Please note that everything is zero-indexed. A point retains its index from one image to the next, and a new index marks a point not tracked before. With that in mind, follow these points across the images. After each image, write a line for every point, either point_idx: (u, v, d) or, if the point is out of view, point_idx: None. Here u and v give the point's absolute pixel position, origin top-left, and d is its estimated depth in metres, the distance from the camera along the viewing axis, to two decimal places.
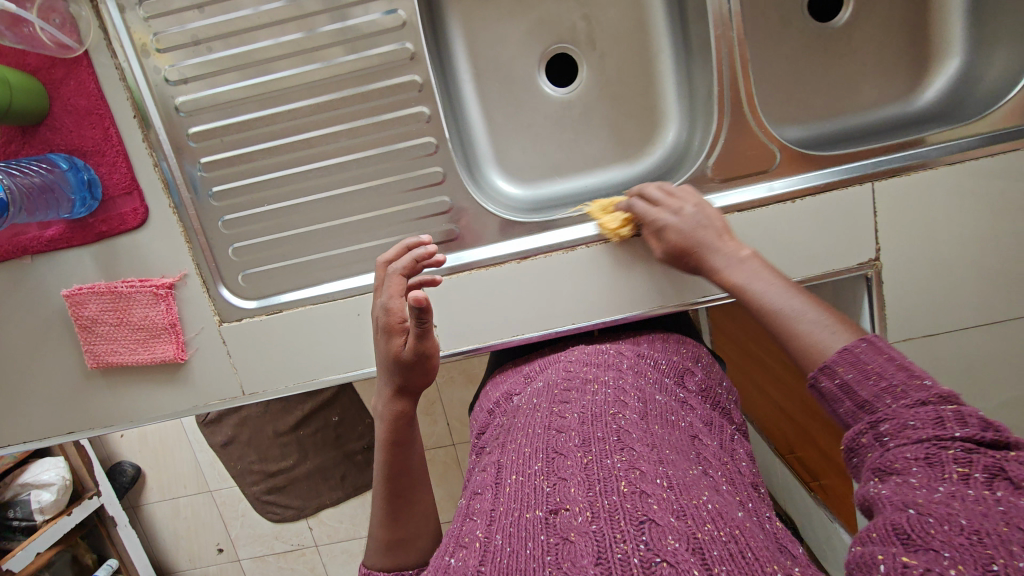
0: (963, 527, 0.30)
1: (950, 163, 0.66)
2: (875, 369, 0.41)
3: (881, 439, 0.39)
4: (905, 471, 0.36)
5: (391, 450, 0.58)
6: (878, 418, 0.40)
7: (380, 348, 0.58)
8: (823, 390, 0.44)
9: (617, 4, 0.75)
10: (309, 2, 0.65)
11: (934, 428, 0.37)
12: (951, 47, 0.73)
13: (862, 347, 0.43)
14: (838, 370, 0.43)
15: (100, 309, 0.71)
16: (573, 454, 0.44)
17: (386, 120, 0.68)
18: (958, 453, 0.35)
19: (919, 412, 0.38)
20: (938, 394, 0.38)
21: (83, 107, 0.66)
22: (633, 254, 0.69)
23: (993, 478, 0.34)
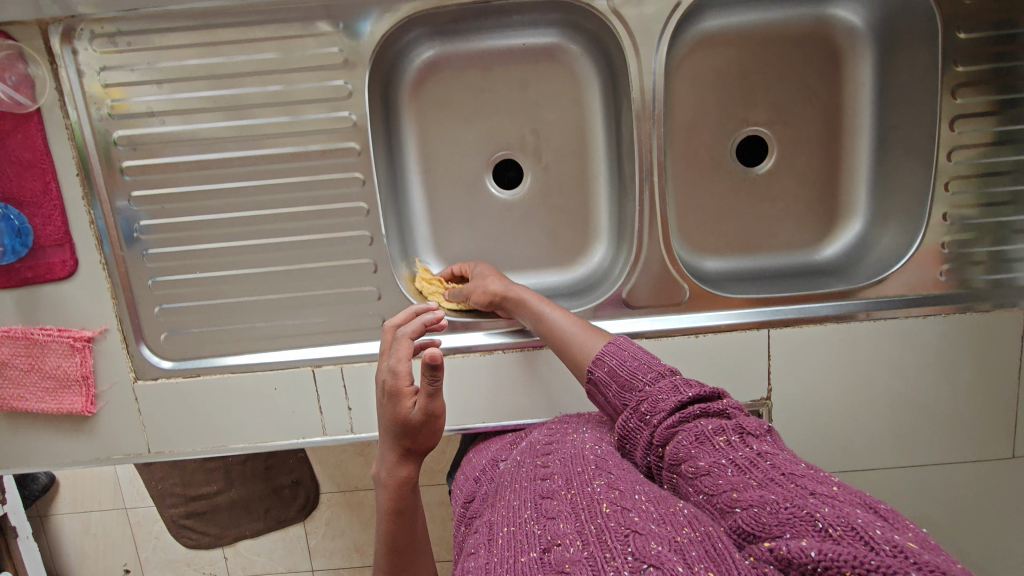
0: (778, 501, 0.38)
1: (839, 320, 0.72)
2: (628, 356, 0.56)
3: (647, 420, 0.50)
4: (692, 457, 0.45)
5: (394, 519, 0.59)
6: (640, 398, 0.52)
7: (385, 412, 0.57)
8: (598, 377, 0.57)
9: (565, 122, 0.80)
10: (265, 92, 0.68)
11: (676, 397, 0.50)
12: (858, 209, 0.80)
13: (620, 344, 0.58)
14: (606, 359, 0.57)
15: (12, 353, 0.71)
16: (561, 494, 0.46)
17: (325, 210, 0.71)
18: (697, 414, 0.48)
19: (661, 386, 0.51)
20: (669, 370, 0.53)
21: (26, 159, 0.67)
22: (545, 366, 0.74)
23: (742, 435, 0.45)
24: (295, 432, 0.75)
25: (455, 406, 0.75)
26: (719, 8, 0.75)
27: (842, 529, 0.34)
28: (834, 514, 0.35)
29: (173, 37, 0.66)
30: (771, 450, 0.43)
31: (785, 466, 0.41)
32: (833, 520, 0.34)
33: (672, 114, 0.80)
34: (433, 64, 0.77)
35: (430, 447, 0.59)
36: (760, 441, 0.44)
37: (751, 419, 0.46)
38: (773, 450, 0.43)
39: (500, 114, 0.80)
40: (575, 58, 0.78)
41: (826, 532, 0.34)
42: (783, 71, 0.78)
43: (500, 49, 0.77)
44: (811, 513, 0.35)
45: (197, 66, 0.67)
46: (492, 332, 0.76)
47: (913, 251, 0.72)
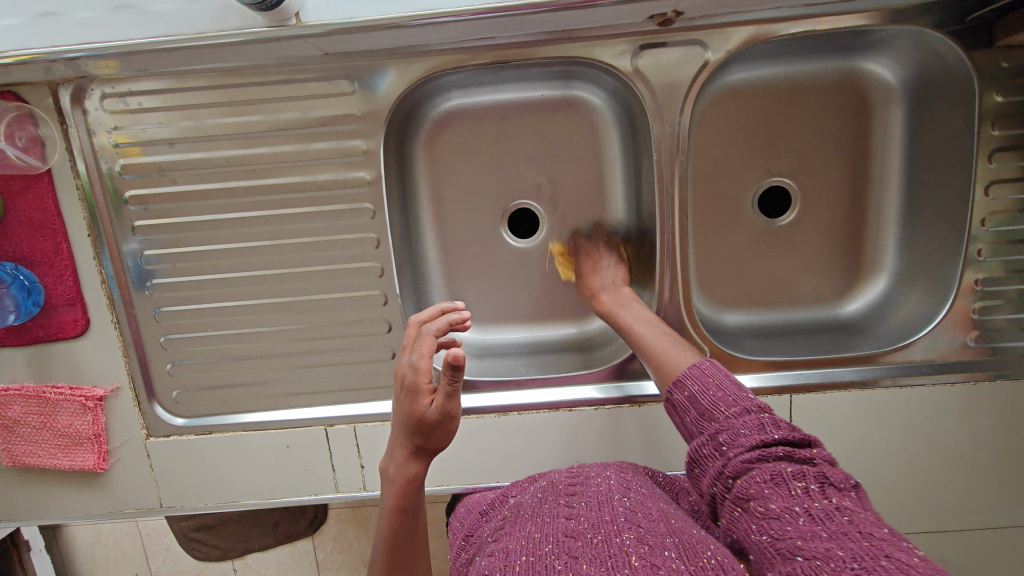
0: (843, 558, 0.34)
1: (861, 387, 0.71)
2: (713, 383, 0.51)
3: (722, 450, 0.46)
4: (762, 496, 0.41)
5: (397, 516, 0.59)
6: (718, 430, 0.48)
7: (401, 408, 0.57)
8: (676, 401, 0.54)
9: (583, 173, 0.78)
10: (279, 151, 0.66)
11: (763, 434, 0.45)
12: (884, 265, 0.78)
13: (707, 366, 0.53)
14: (687, 383, 0.53)
15: (24, 411, 0.70)
16: (587, 535, 0.47)
17: (340, 270, 0.70)
18: (783, 456, 0.43)
19: (748, 421, 0.47)
20: (760, 406, 0.48)
21: (37, 220, 0.66)
22: (561, 428, 0.73)
23: (823, 485, 0.41)
24: (307, 489, 0.75)
25: (468, 467, 0.74)
26: (744, 62, 0.71)
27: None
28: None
29: (184, 96, 0.64)
30: (852, 507, 0.39)
31: (864, 525, 0.37)
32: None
33: (695, 166, 0.77)
34: (447, 116, 0.75)
35: (441, 448, 0.59)
36: (841, 495, 0.40)
37: (838, 471, 0.42)
38: (855, 508, 0.39)
39: (516, 166, 0.78)
40: (594, 108, 0.75)
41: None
42: (810, 123, 0.75)
43: (516, 102, 0.75)
44: (875, 575, 0.32)
45: (209, 126, 0.65)
46: (508, 391, 0.75)
47: (942, 316, 0.70)
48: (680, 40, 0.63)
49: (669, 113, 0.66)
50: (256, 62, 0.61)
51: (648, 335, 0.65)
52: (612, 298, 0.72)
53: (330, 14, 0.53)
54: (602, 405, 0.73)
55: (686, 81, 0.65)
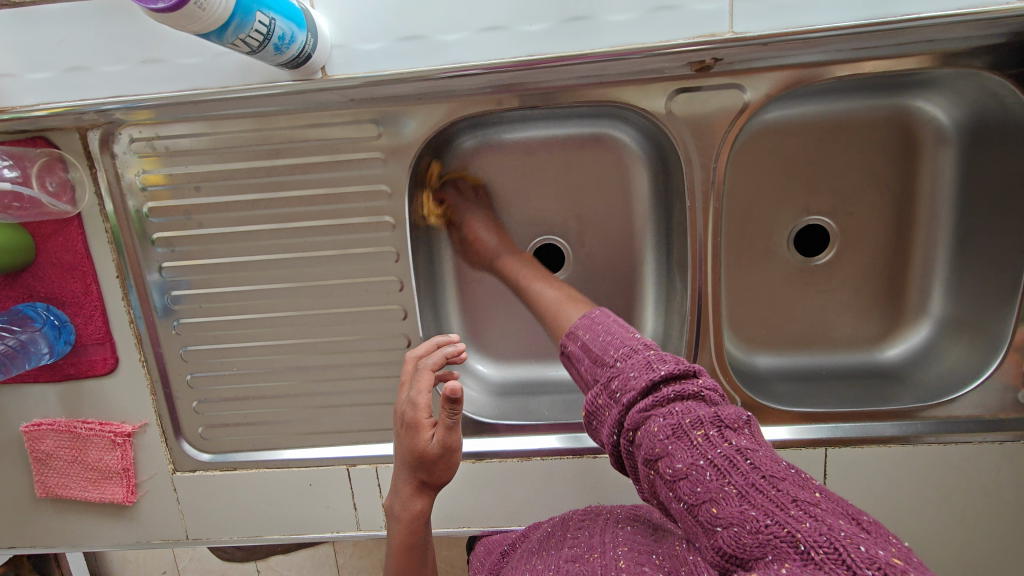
0: (759, 518, 0.32)
1: (899, 441, 0.68)
2: (602, 329, 0.46)
3: (616, 399, 0.40)
4: (667, 455, 0.36)
5: (407, 554, 0.58)
6: (609, 378, 0.42)
7: (401, 445, 0.54)
8: (570, 351, 0.48)
9: (610, 210, 0.76)
10: (303, 193, 0.66)
11: (652, 374, 0.40)
12: (927, 310, 0.74)
13: (591, 318, 0.48)
14: (579, 333, 0.47)
15: (56, 445, 0.72)
16: (585, 556, 0.52)
17: (363, 313, 0.69)
18: (674, 398, 0.38)
19: (636, 362, 0.41)
20: (644, 341, 0.43)
21: (68, 262, 0.67)
22: (585, 473, 0.72)
23: (721, 427, 0.36)
24: (329, 525, 0.75)
25: (489, 510, 0.73)
26: (784, 100, 0.68)
27: (826, 553, 0.29)
28: (815, 532, 0.30)
29: (208, 140, 0.64)
30: (752, 446, 0.35)
31: (766, 465, 0.34)
32: (815, 542, 0.30)
33: (728, 205, 0.74)
34: (473, 153, 0.73)
35: (443, 482, 0.56)
36: (739, 434, 0.36)
37: (732, 409, 0.38)
38: (753, 445, 0.36)
39: (542, 203, 0.76)
40: (622, 145, 0.73)
41: (809, 557, 0.29)
42: (851, 159, 0.72)
43: (542, 138, 0.73)
44: (791, 533, 0.30)
45: (233, 169, 0.65)
46: (529, 435, 0.73)
47: (989, 371, 0.67)
48: (716, 83, 0.61)
49: (702, 157, 0.63)
50: (280, 107, 0.61)
51: (543, 294, 0.62)
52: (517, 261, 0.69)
53: (355, 67, 0.52)
54: None
55: (722, 125, 0.62)
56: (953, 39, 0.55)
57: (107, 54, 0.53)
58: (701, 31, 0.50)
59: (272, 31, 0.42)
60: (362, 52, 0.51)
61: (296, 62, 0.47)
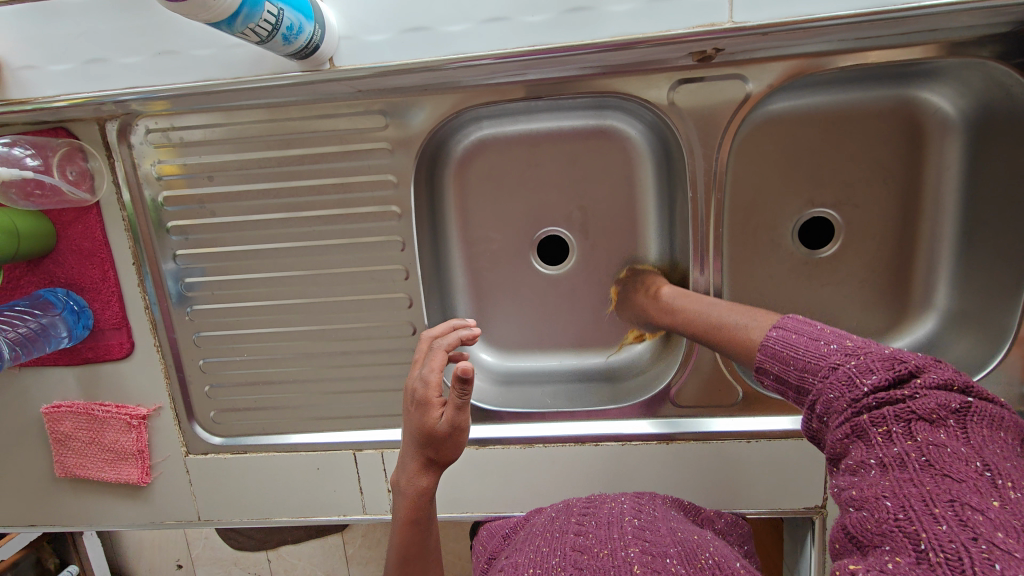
0: (891, 510, 0.31)
1: None
2: (791, 350, 0.42)
3: (824, 423, 0.39)
4: (848, 454, 0.36)
5: (409, 529, 0.58)
6: (811, 401, 0.40)
7: (411, 421, 0.56)
8: (769, 385, 0.45)
9: (614, 201, 0.76)
10: (312, 183, 0.67)
11: (852, 391, 0.37)
12: (933, 304, 0.74)
13: (773, 337, 0.45)
14: (767, 367, 0.44)
15: (74, 427, 0.74)
16: (594, 550, 0.55)
17: (369, 300, 0.71)
18: (876, 406, 0.36)
19: (834, 380, 0.38)
20: (845, 352, 0.39)
21: (86, 249, 0.69)
22: (588, 462, 0.73)
23: (910, 423, 0.34)
24: (336, 509, 0.76)
25: (493, 496, 0.75)
26: (790, 91, 0.68)
27: (945, 557, 0.28)
28: (946, 535, 0.28)
29: (222, 131, 0.66)
30: (939, 443, 0.33)
31: (944, 463, 0.32)
32: (938, 543, 0.28)
33: (732, 196, 0.74)
34: (479, 145, 0.75)
35: (451, 460, 0.57)
36: (933, 430, 0.34)
37: (932, 400, 0.35)
38: (948, 443, 0.33)
39: (547, 195, 0.77)
40: (628, 137, 0.73)
41: (922, 556, 0.28)
42: (859, 152, 0.72)
43: (549, 130, 0.74)
44: (916, 530, 0.29)
45: (245, 158, 0.67)
46: (533, 422, 0.74)
47: (994, 363, 0.66)
48: (719, 74, 0.61)
49: (706, 147, 0.64)
50: (286, 99, 0.62)
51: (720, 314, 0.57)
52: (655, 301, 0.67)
53: (362, 58, 0.53)
54: (629, 440, 0.72)
55: (725, 116, 0.62)
56: (959, 28, 0.55)
57: (123, 47, 0.55)
58: (702, 21, 0.50)
59: (280, 21, 0.43)
60: (368, 43, 0.53)
61: (304, 52, 0.48)
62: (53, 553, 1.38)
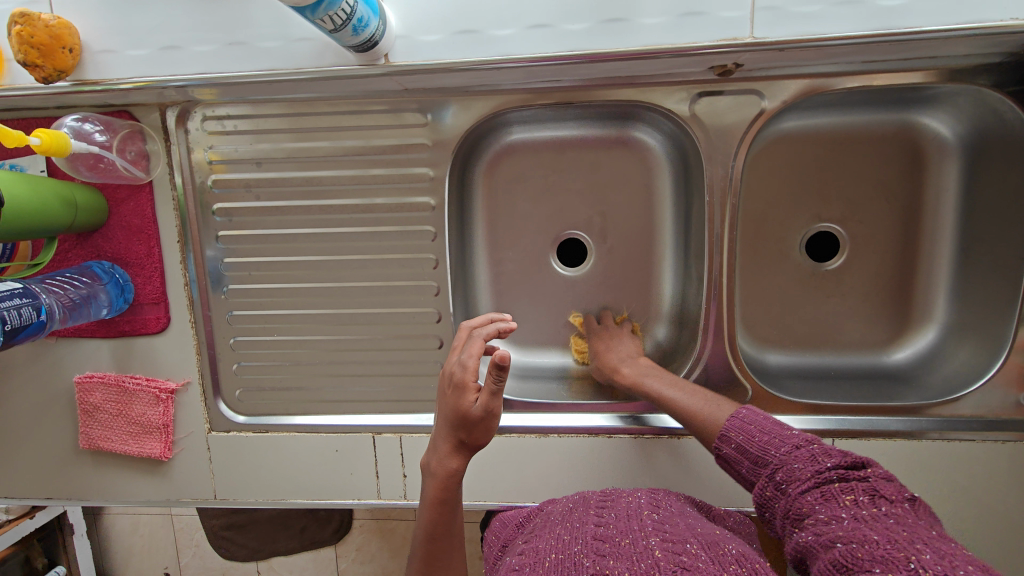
0: (879, 542, 0.37)
1: (906, 436, 0.70)
2: (756, 429, 0.52)
3: (782, 488, 0.46)
4: (815, 513, 0.42)
5: (437, 509, 0.60)
6: (773, 469, 0.48)
7: (447, 404, 0.59)
8: (727, 455, 0.54)
9: (632, 207, 0.81)
10: (355, 175, 0.72)
11: (814, 464, 0.46)
12: (933, 316, 0.77)
13: (745, 416, 0.55)
14: (732, 436, 0.54)
15: (104, 398, 0.76)
16: (616, 540, 0.57)
17: (399, 286, 0.74)
18: (837, 478, 0.44)
19: (799, 455, 0.47)
20: (808, 440, 0.49)
21: (135, 225, 0.73)
22: (600, 454, 0.75)
23: (873, 496, 0.42)
24: (351, 493, 0.78)
25: (507, 485, 0.76)
26: (801, 112, 0.73)
27: (936, 573, 0.33)
28: (934, 562, 0.34)
29: (274, 122, 0.71)
30: (903, 513, 0.40)
31: (909, 521, 0.39)
32: (928, 564, 0.34)
33: (745, 207, 0.79)
34: (507, 149, 0.80)
35: (480, 446, 0.60)
36: (894, 504, 0.41)
37: (890, 486, 0.42)
38: (908, 514, 0.40)
39: (569, 199, 0.81)
40: (648, 148, 0.78)
41: (916, 571, 0.33)
42: (862, 172, 0.77)
43: (574, 137, 0.79)
44: (908, 556, 0.35)
45: (292, 148, 0.72)
46: (548, 413, 0.77)
47: (993, 371, 0.69)
48: (736, 89, 0.66)
49: (722, 156, 0.69)
50: (326, 93, 0.67)
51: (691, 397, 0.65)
52: (641, 371, 0.72)
53: (415, 55, 0.58)
54: (642, 434, 0.75)
55: (741, 129, 0.68)
56: (956, 56, 0.61)
57: (197, 37, 0.60)
58: (725, 36, 0.56)
59: (353, 12, 0.49)
60: (422, 42, 0.58)
61: (366, 45, 0.53)
62: (42, 553, 1.34)
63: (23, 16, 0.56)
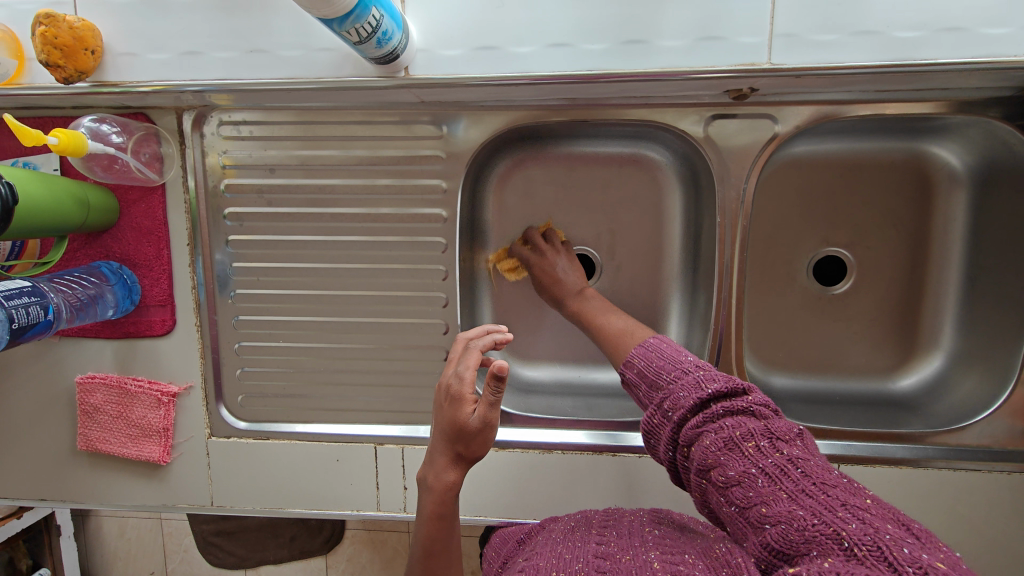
0: (806, 517, 0.37)
1: (911, 464, 0.70)
2: (655, 355, 0.53)
3: (669, 417, 0.48)
4: (720, 464, 0.43)
5: (434, 524, 0.58)
6: (665, 401, 0.49)
7: (443, 417, 0.57)
8: (630, 380, 0.55)
9: (641, 225, 0.81)
10: (367, 185, 0.72)
11: (701, 394, 0.47)
12: (938, 343, 0.77)
13: (646, 347, 0.55)
14: (634, 362, 0.55)
15: (105, 399, 0.76)
16: (616, 558, 0.56)
17: (408, 296, 0.74)
18: (725, 412, 0.45)
19: (686, 384, 0.48)
20: (695, 367, 0.50)
21: (145, 227, 0.73)
22: (603, 472, 0.74)
23: (771, 439, 0.43)
24: (350, 504, 0.77)
25: (508, 502, 0.75)
26: (812, 138, 0.74)
27: (868, 549, 0.34)
28: (859, 531, 0.35)
29: (289, 129, 0.71)
30: (802, 456, 0.41)
31: (813, 471, 0.40)
32: (858, 539, 0.34)
33: (754, 230, 0.79)
34: (519, 163, 0.80)
35: (478, 457, 0.58)
36: (790, 445, 0.42)
37: (778, 422, 0.44)
38: (805, 455, 0.42)
39: (578, 214, 0.82)
40: (659, 167, 0.79)
41: (851, 551, 0.34)
42: (870, 198, 0.77)
43: (586, 153, 0.79)
44: (837, 531, 0.35)
45: (306, 155, 0.72)
46: (552, 428, 0.77)
47: (1001, 401, 0.69)
48: (749, 112, 0.67)
49: (734, 178, 0.69)
50: (342, 103, 0.68)
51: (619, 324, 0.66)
52: (587, 301, 0.71)
53: (435, 69, 0.59)
54: (646, 453, 0.75)
55: (752, 152, 0.68)
56: (967, 89, 0.61)
57: (219, 43, 0.61)
58: (741, 61, 0.56)
59: (379, 26, 0.49)
60: (442, 56, 0.59)
61: (389, 57, 0.54)
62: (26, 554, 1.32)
63: (48, 17, 0.56)
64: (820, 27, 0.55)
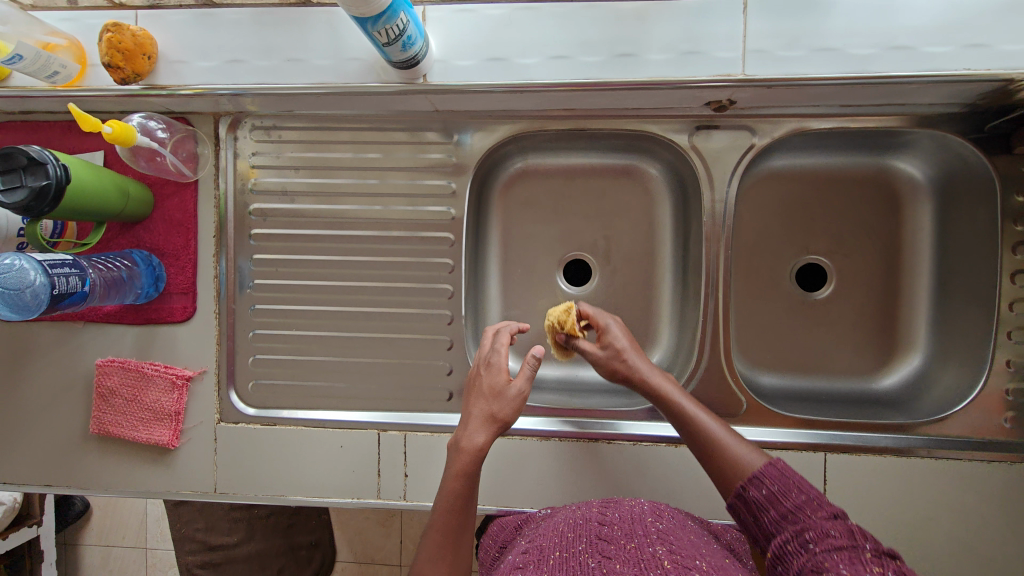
0: None
1: (895, 453, 0.72)
2: (796, 487, 0.54)
3: (806, 542, 0.49)
4: (834, 568, 0.45)
5: (459, 481, 0.61)
6: (802, 527, 0.50)
7: (479, 386, 0.67)
8: (752, 498, 0.56)
9: (636, 232, 0.88)
10: (386, 185, 0.79)
11: (846, 532, 0.48)
12: (917, 344, 0.82)
13: (789, 477, 0.56)
14: (766, 483, 0.56)
15: (121, 382, 0.79)
16: (620, 543, 0.58)
17: (416, 288, 0.80)
18: (868, 552, 0.46)
19: (834, 523, 0.49)
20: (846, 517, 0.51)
21: (176, 220, 0.79)
22: (598, 460, 0.77)
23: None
24: (351, 491, 0.78)
25: (508, 489, 0.77)
26: (789, 152, 0.81)
27: None
28: None
29: (316, 134, 0.79)
30: None
31: None
32: None
33: (738, 237, 0.85)
34: (522, 173, 0.87)
35: (506, 424, 0.65)
36: None
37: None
38: None
39: (577, 221, 0.88)
40: (651, 178, 0.86)
41: None
42: (845, 209, 0.84)
43: (584, 165, 0.87)
44: None
45: (328, 157, 0.79)
46: (550, 418, 0.80)
47: (976, 392, 0.73)
48: (730, 124, 0.75)
49: (718, 183, 0.76)
50: (365, 111, 0.76)
51: (712, 427, 0.64)
52: (666, 381, 0.68)
53: (450, 77, 0.67)
54: (640, 442, 0.77)
55: (733, 159, 0.75)
56: (921, 105, 0.69)
57: (261, 53, 0.69)
58: (720, 73, 0.64)
59: (404, 31, 0.57)
60: (457, 66, 0.67)
61: (410, 61, 0.62)
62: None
63: (115, 26, 0.65)
64: (786, 44, 0.63)
